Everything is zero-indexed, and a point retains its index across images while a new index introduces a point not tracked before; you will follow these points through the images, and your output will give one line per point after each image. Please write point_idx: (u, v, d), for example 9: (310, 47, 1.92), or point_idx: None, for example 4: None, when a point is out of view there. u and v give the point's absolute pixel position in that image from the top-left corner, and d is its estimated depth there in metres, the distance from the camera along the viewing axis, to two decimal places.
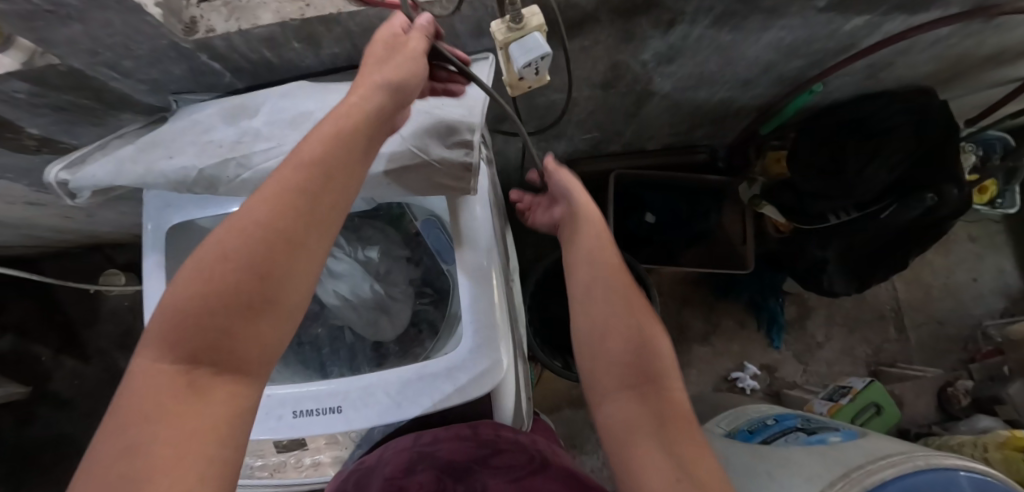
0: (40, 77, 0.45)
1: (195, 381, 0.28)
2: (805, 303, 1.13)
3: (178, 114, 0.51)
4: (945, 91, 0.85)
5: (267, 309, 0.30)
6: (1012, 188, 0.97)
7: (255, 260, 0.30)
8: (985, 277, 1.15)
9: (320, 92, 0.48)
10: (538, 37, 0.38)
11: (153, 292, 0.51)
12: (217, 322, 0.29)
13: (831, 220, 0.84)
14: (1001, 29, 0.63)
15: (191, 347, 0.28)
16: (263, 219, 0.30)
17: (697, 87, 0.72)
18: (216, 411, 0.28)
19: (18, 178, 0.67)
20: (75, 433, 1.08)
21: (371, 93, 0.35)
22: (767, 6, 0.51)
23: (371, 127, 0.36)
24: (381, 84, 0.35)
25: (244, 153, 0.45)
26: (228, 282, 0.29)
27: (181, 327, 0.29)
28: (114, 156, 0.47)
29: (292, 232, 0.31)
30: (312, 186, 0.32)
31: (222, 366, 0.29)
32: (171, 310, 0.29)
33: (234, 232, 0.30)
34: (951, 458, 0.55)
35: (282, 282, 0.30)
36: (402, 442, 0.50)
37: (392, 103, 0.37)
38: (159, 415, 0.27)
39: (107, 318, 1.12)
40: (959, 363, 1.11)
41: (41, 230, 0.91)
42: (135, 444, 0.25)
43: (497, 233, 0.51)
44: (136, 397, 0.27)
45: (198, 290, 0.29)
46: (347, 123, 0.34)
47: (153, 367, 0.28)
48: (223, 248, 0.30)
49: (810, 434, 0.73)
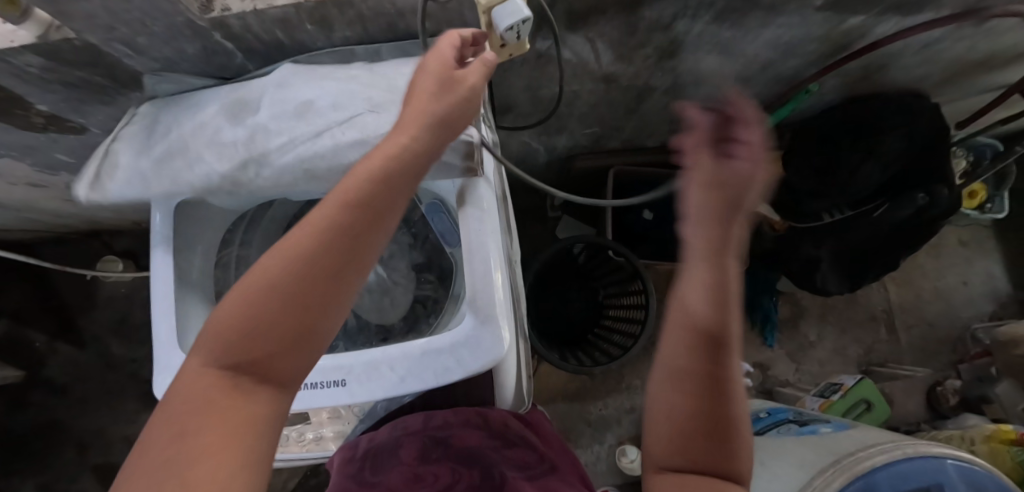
0: (54, 51, 0.45)
1: (236, 388, 0.28)
2: (797, 303, 1.15)
3: (166, 114, 0.50)
4: (938, 95, 0.87)
5: (309, 336, 0.29)
6: (1002, 193, 1.00)
7: (298, 287, 0.28)
8: (975, 281, 1.17)
9: (311, 79, 0.47)
10: (518, 1, 0.37)
11: (161, 269, 0.51)
12: (259, 338, 0.28)
13: (825, 219, 0.86)
14: (992, 33, 0.64)
15: (233, 355, 0.28)
16: (307, 251, 0.28)
17: (697, 84, 0.74)
18: (253, 421, 0.27)
19: (22, 157, 0.67)
20: (69, 419, 1.07)
21: (421, 132, 0.32)
22: (766, 3, 0.52)
23: (424, 159, 0.33)
24: (435, 112, 0.33)
25: (261, 152, 0.45)
26: (272, 304, 0.28)
27: (226, 337, 0.28)
28: (137, 170, 0.48)
29: (333, 263, 0.29)
30: (360, 217, 0.30)
31: (264, 375, 0.28)
32: (220, 322, 0.28)
33: (280, 259, 0.28)
34: (938, 446, 0.57)
35: (320, 308, 0.29)
36: (413, 424, 0.52)
37: (444, 137, 0.34)
38: (199, 415, 0.26)
39: (104, 305, 1.12)
40: (948, 365, 1.13)
41: (41, 213, 0.91)
42: (177, 436, 0.25)
43: (502, 217, 0.53)
44: (183, 398, 0.27)
45: (246, 308, 0.28)
46: (401, 153, 0.31)
47: (200, 371, 0.28)
48: (268, 271, 0.28)
49: (802, 425, 0.75)
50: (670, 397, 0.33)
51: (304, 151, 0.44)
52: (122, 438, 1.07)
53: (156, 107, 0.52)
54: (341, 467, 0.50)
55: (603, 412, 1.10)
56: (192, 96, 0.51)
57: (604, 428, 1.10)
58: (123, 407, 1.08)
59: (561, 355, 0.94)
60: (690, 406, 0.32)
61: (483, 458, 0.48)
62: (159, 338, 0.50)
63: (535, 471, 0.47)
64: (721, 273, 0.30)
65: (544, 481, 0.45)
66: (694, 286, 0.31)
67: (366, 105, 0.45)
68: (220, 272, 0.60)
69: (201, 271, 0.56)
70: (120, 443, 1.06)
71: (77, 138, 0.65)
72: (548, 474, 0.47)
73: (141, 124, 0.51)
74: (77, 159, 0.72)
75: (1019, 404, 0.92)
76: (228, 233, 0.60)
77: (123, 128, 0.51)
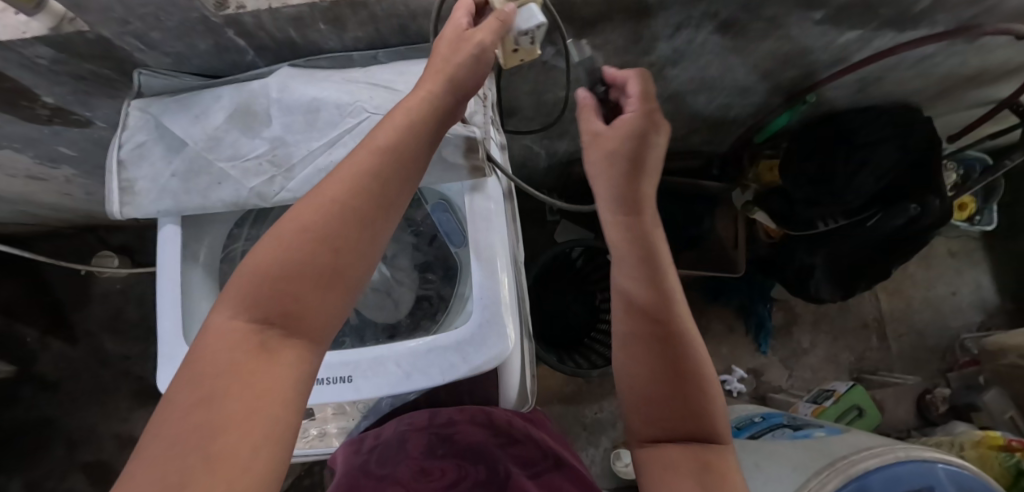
0: (65, 44, 0.45)
1: (266, 343, 0.29)
2: (791, 310, 1.17)
3: (162, 117, 0.49)
4: (931, 108, 0.89)
5: (339, 282, 0.31)
6: (991, 206, 1.02)
7: (331, 233, 0.31)
8: (964, 291, 1.20)
9: (310, 81, 0.47)
10: (534, 7, 0.37)
11: (167, 254, 0.51)
12: (289, 289, 0.29)
13: (820, 227, 0.86)
14: (983, 50, 0.66)
15: (265, 308, 0.29)
16: (340, 197, 0.31)
17: (698, 92, 0.75)
18: (285, 374, 0.28)
19: (23, 149, 0.66)
20: (59, 416, 1.06)
21: (439, 88, 0.37)
22: (768, 15, 0.54)
23: (439, 114, 0.37)
24: (445, 76, 0.37)
25: (286, 169, 0.48)
26: (303, 252, 0.30)
27: (257, 288, 0.29)
28: (164, 189, 0.49)
29: (364, 210, 0.32)
30: (385, 170, 0.33)
31: (292, 329, 0.29)
32: (249, 274, 0.30)
33: (313, 206, 0.31)
34: (929, 451, 0.58)
35: (349, 256, 0.31)
36: (419, 421, 0.53)
37: (454, 99, 0.38)
38: (230, 372, 0.27)
39: (97, 300, 1.11)
40: (937, 373, 1.15)
41: (37, 207, 0.90)
42: (211, 395, 0.26)
43: (508, 217, 0.53)
44: (210, 351, 0.28)
45: (277, 256, 0.30)
46: (420, 113, 0.36)
47: (228, 323, 0.29)
48: (300, 221, 0.30)
49: (796, 430, 0.76)
50: (635, 355, 0.43)
51: (323, 162, 0.47)
52: (114, 436, 1.05)
53: (139, 105, 0.49)
54: (346, 459, 0.50)
55: (598, 415, 1.11)
56: (186, 94, 0.50)
57: (599, 432, 1.10)
58: (115, 405, 1.07)
59: (559, 358, 0.96)
60: (653, 352, 0.42)
61: (488, 455, 0.49)
62: (164, 333, 0.50)
63: (539, 467, 0.49)
64: (646, 246, 0.46)
65: (547, 479, 0.47)
66: (629, 261, 0.46)
67: (369, 109, 0.46)
68: (225, 267, 0.59)
69: (207, 266, 0.56)
70: (110, 441, 1.05)
71: (81, 131, 0.65)
72: (552, 471, 0.48)
73: (137, 127, 0.49)
74: (79, 153, 0.72)
75: (1006, 411, 0.94)
76: (234, 229, 0.59)
77: (119, 131, 0.49)
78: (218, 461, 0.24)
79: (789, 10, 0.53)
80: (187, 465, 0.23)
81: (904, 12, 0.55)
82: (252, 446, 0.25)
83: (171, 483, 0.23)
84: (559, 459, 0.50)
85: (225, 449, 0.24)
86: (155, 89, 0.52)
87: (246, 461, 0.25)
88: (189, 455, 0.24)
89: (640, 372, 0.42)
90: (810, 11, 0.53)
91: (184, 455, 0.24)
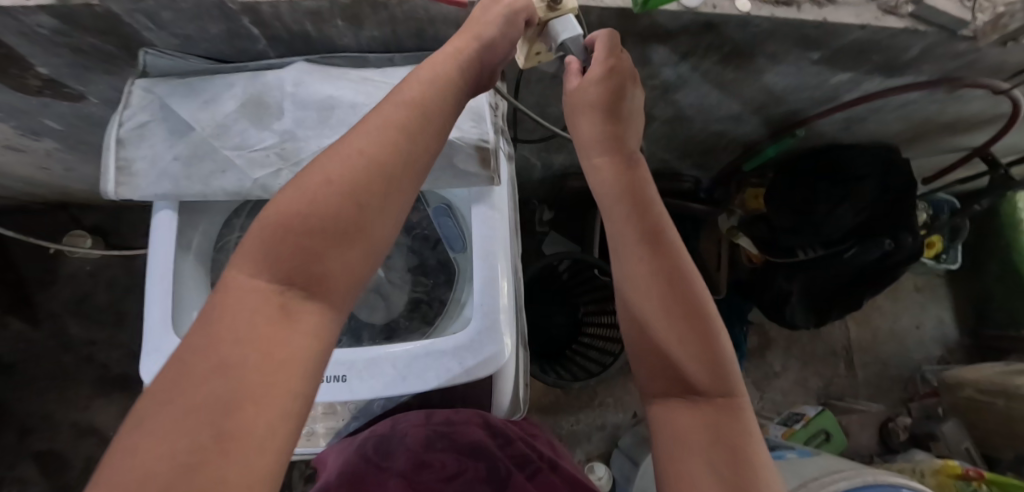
0: (69, 16, 0.42)
1: (286, 306, 0.29)
2: (765, 334, 1.21)
3: (169, 100, 0.48)
4: (907, 149, 0.94)
5: (361, 237, 0.31)
6: (955, 246, 1.07)
7: (355, 185, 0.31)
8: (927, 325, 1.26)
9: (329, 77, 0.49)
10: (573, 21, 0.41)
11: (161, 241, 0.50)
12: (312, 245, 0.29)
13: (799, 256, 0.89)
14: (960, 100, 0.70)
15: (286, 270, 0.29)
16: (368, 150, 0.32)
17: (695, 117, 0.77)
18: (303, 341, 0.28)
19: (6, 119, 0.63)
20: (11, 400, 1.00)
21: (465, 45, 0.38)
22: (768, 52, 0.56)
23: (462, 80, 0.39)
24: (480, 35, 0.38)
25: (294, 162, 0.47)
26: (329, 206, 0.30)
27: (277, 245, 0.29)
28: (163, 172, 0.48)
29: (392, 170, 0.32)
30: (410, 129, 0.34)
31: (313, 291, 0.29)
32: (271, 229, 0.29)
33: (341, 158, 0.31)
34: (895, 476, 0.60)
35: (377, 216, 0.31)
36: (416, 418, 0.52)
37: (476, 67, 0.40)
38: (246, 340, 0.27)
39: (65, 282, 1.06)
40: (899, 402, 1.21)
41: (10, 181, 0.86)
42: (229, 364, 0.26)
43: (512, 222, 0.54)
44: (228, 313, 0.28)
45: (301, 211, 0.29)
46: (449, 70, 0.38)
47: (248, 285, 0.29)
48: (326, 174, 0.31)
49: (769, 450, 0.78)
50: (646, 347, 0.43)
51: None
52: (70, 424, 1.00)
53: (142, 87, 0.48)
54: (339, 454, 0.50)
55: (575, 427, 1.12)
56: (196, 79, 0.49)
57: (574, 444, 1.11)
58: (73, 393, 1.02)
59: (541, 368, 0.97)
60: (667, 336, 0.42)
61: (489, 454, 0.49)
62: (151, 322, 0.48)
63: (531, 468, 0.49)
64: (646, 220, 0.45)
65: (545, 480, 0.47)
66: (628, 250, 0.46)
67: None
68: (219, 258, 0.58)
69: (199, 254, 0.55)
70: (67, 429, 1.00)
71: (71, 105, 0.62)
72: (546, 472, 0.49)
73: (140, 106, 0.48)
74: (66, 127, 0.69)
75: (962, 443, 0.99)
76: (230, 218, 0.58)
77: (120, 109, 0.48)
78: (232, 439, 0.24)
79: (788, 48, 0.55)
80: (199, 444, 0.23)
81: (893, 59, 0.58)
82: (269, 424, 0.25)
83: (184, 464, 0.22)
84: (553, 462, 0.51)
85: (240, 427, 0.24)
86: (160, 70, 0.50)
87: (264, 438, 0.25)
88: (205, 428, 0.23)
89: (646, 358, 0.42)
90: (808, 51, 0.55)
91: (195, 432, 0.23)
